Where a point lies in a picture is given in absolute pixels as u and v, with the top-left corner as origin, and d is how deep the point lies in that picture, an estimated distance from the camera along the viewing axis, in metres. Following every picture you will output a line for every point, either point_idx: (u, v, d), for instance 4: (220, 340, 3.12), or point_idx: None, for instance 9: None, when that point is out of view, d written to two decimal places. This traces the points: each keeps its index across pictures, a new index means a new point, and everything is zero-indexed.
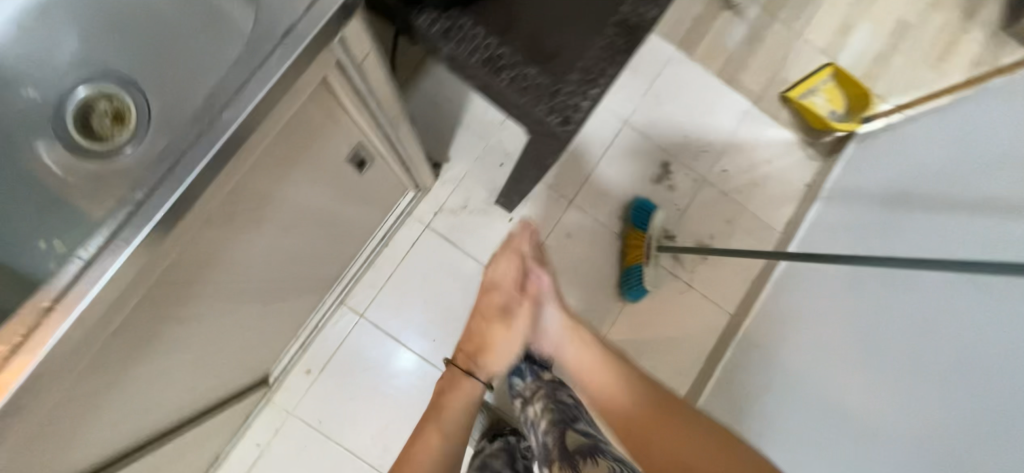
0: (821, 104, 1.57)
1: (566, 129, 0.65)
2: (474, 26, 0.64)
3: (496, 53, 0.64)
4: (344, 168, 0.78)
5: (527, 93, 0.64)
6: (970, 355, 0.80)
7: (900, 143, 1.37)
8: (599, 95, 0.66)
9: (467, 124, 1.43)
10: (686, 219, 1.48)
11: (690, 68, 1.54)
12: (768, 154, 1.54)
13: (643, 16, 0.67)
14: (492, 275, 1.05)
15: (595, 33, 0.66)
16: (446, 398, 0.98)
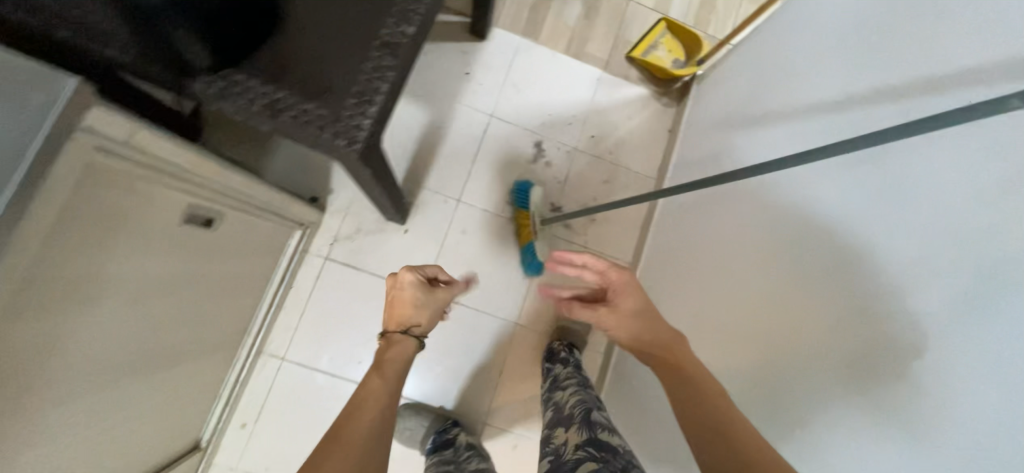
0: (664, 56, 1.69)
1: (354, 148, 0.73)
2: (247, 79, 0.71)
3: (274, 97, 0.71)
4: (184, 229, 0.83)
5: (310, 125, 0.72)
6: (971, 204, 0.62)
7: (722, 72, 1.52)
8: (378, 112, 0.75)
9: None
10: (568, 189, 1.60)
11: (539, 51, 1.66)
12: (627, 112, 1.68)
13: (402, 34, 0.77)
14: (405, 282, 1.05)
15: (362, 59, 0.75)
16: (383, 360, 0.96)
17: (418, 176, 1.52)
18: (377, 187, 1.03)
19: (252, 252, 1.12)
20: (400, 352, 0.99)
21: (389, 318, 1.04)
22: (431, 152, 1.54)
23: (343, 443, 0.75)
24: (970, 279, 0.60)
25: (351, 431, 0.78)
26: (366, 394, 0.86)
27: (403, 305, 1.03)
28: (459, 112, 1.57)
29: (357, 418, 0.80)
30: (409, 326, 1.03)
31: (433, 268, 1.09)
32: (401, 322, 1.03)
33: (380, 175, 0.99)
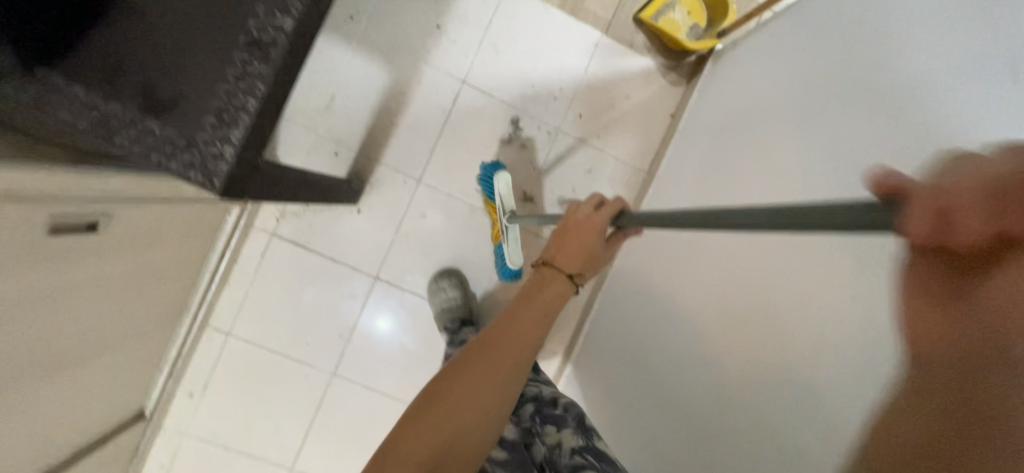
0: (681, 20, 1.41)
1: (211, 183, 0.59)
2: (71, 85, 0.56)
3: (105, 112, 0.56)
4: (59, 243, 0.67)
5: (153, 151, 0.57)
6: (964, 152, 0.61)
7: (746, 56, 1.24)
8: (244, 136, 0.58)
9: (289, 117, 1.33)
10: (544, 177, 1.42)
11: (527, 4, 1.38)
12: (626, 88, 1.43)
13: (274, 27, 0.57)
14: (586, 217, 0.91)
15: (221, 63, 0.58)
16: (545, 287, 0.83)
17: (376, 150, 1.36)
18: (292, 193, 0.87)
19: (177, 238, 1.03)
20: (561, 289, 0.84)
21: (591, 252, 0.88)
22: (391, 123, 1.36)
23: (510, 355, 0.71)
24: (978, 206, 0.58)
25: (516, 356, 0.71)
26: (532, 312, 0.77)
27: (578, 246, 0.88)
28: (426, 77, 1.37)
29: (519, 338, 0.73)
30: (586, 266, 0.89)
31: (612, 210, 0.90)
32: (579, 261, 0.88)
33: (290, 181, 0.84)
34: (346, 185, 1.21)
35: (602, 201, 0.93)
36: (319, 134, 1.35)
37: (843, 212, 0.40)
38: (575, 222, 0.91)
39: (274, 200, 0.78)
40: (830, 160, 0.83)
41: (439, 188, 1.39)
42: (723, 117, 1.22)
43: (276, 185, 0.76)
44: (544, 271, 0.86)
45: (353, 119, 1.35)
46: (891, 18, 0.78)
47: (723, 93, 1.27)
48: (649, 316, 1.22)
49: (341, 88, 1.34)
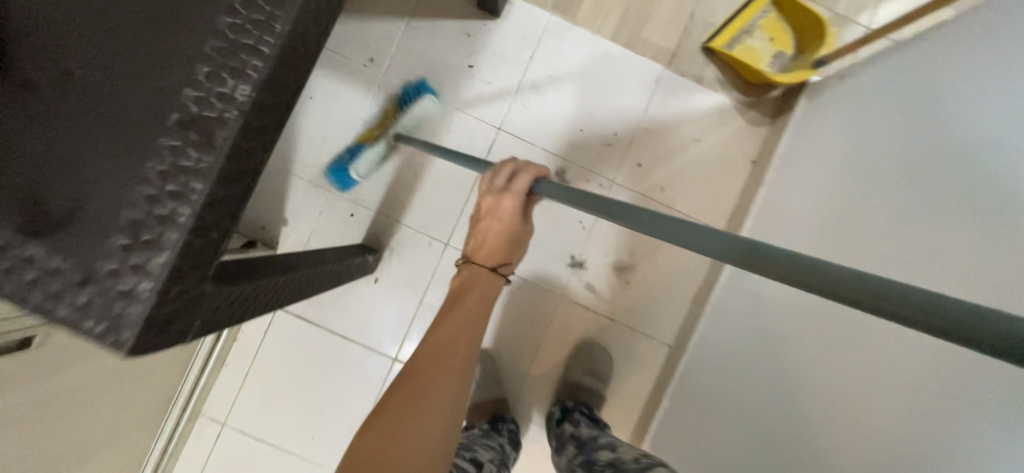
0: (761, 47, 1.17)
1: (117, 338, 0.37)
2: None
3: None
4: None
5: (35, 294, 0.37)
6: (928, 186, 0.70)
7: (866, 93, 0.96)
8: (169, 264, 0.38)
9: (301, 174, 1.17)
10: (595, 240, 1.18)
11: (574, 35, 1.18)
12: (694, 131, 1.18)
13: (224, 100, 0.39)
14: (499, 193, 0.80)
15: (145, 156, 0.38)
16: (462, 296, 0.87)
17: (397, 210, 1.17)
18: (280, 298, 0.66)
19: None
20: (484, 287, 0.87)
21: (510, 238, 0.85)
22: (415, 178, 1.17)
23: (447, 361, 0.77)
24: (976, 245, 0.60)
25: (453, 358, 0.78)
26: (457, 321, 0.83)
27: (495, 241, 0.85)
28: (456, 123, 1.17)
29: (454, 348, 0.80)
30: (509, 254, 0.87)
31: (526, 185, 0.77)
32: (502, 253, 0.87)
33: (279, 283, 0.63)
34: (358, 258, 1.02)
35: (514, 169, 0.79)
36: (333, 192, 1.17)
37: (835, 275, 0.33)
38: (485, 208, 0.84)
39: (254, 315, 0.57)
40: (887, 215, 0.76)
41: (470, 253, 1.18)
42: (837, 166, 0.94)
43: (257, 296, 0.55)
44: (467, 271, 0.89)
45: (371, 173, 1.17)
46: (908, 77, 0.84)
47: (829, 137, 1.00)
48: (736, 428, 0.92)
49: (358, 139, 1.17)
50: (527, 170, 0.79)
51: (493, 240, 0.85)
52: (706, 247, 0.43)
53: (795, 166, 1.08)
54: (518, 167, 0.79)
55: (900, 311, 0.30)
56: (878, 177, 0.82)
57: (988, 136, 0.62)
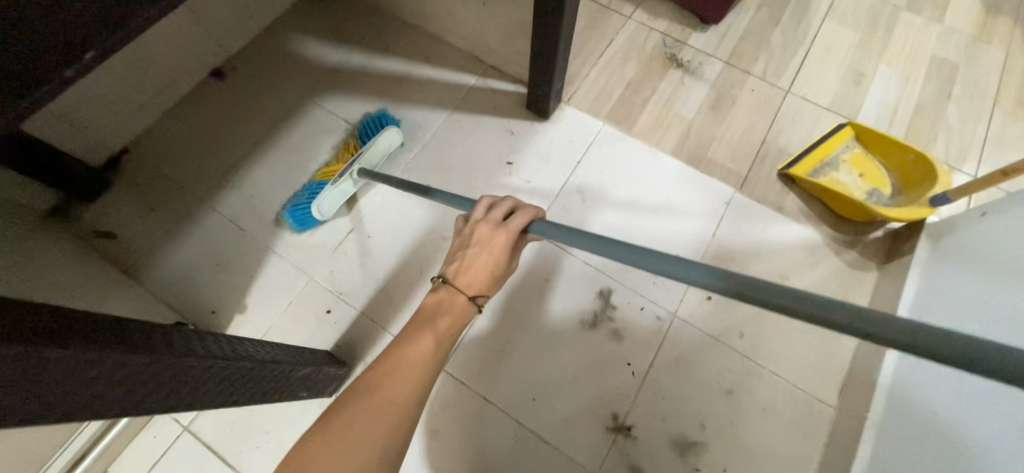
0: (850, 182, 1.01)
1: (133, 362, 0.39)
2: None
3: None
4: None
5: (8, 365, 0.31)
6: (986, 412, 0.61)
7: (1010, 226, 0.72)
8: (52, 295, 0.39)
9: (284, 252, 0.95)
10: (649, 394, 0.84)
11: (630, 145, 1.06)
12: (779, 266, 0.94)
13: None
14: (491, 226, 0.58)
15: None
16: (431, 325, 0.56)
17: (390, 312, 0.91)
18: (32, 405, 0.34)
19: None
20: (446, 328, 0.56)
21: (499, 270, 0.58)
22: (420, 276, 0.93)
23: (353, 418, 0.47)
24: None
25: (367, 420, 0.48)
26: (409, 358, 0.53)
27: (482, 268, 0.58)
28: None
29: (381, 399, 0.49)
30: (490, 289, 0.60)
31: (525, 217, 0.58)
32: (484, 285, 0.59)
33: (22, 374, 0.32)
34: (301, 369, 0.64)
35: (511, 204, 0.60)
36: (316, 279, 0.93)
37: (838, 310, 0.36)
38: (470, 239, 0.59)
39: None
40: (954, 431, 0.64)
41: (471, 387, 0.85)
42: None
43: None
44: (433, 296, 0.59)
45: (369, 263, 0.94)
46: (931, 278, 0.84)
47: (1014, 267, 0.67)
48: None
49: (365, 221, 0.97)
50: (526, 207, 0.60)
51: (471, 273, 0.58)
52: (696, 279, 0.43)
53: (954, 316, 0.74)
54: (515, 203, 0.60)
55: (900, 338, 0.34)
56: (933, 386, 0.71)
57: (939, 409, 0.68)
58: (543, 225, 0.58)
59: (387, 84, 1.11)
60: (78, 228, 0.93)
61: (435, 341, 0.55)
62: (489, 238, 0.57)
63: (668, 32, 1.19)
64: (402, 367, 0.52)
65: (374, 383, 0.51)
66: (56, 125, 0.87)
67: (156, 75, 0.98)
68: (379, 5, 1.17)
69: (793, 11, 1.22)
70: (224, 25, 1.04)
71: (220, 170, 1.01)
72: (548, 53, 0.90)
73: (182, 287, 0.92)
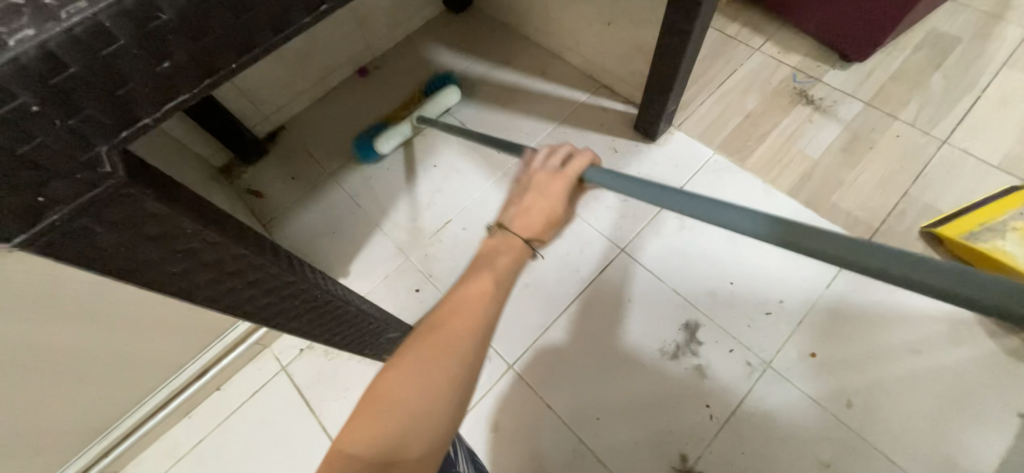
0: (1022, 254, 0.83)
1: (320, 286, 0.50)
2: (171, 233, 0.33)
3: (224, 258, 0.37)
4: None
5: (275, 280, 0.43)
6: None
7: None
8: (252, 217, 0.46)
9: (388, 230, 1.05)
10: (726, 444, 0.77)
11: (740, 178, 1.00)
12: (909, 336, 0.81)
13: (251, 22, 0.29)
14: (551, 173, 0.55)
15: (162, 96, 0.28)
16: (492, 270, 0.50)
17: None
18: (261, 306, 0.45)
19: (145, 336, 0.67)
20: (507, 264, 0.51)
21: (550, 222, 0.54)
22: None
23: (427, 350, 0.43)
24: None
25: (443, 352, 0.43)
26: (471, 294, 0.47)
27: (541, 213, 0.53)
28: (572, 229, 0.96)
29: (451, 330, 0.44)
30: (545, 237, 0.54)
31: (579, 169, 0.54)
32: (541, 233, 0.54)
33: (252, 273, 0.40)
34: (392, 332, 0.70)
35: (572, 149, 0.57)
36: (411, 259, 1.01)
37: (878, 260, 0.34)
38: (525, 186, 0.56)
39: (143, 286, 0.35)
40: None
41: (536, 392, 0.85)
42: None
43: (158, 258, 0.33)
44: (487, 242, 0.53)
45: (459, 253, 1.00)
46: None
47: None
48: None
49: (462, 214, 1.04)
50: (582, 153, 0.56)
51: (525, 219, 0.54)
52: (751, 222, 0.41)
53: None
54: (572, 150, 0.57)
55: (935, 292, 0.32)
56: None
57: None
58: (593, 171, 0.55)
59: (502, 93, 1.18)
60: (237, 185, 1.13)
61: (496, 278, 0.49)
62: (549, 181, 0.54)
63: (801, 67, 1.12)
64: (467, 302, 0.46)
65: (441, 319, 0.46)
66: (239, 100, 1.08)
67: (317, 67, 1.16)
68: (508, 23, 1.27)
69: (962, 55, 1.08)
70: (376, 30, 1.21)
71: (350, 151, 1.16)
72: (668, 76, 0.90)
73: (302, 247, 1.05)
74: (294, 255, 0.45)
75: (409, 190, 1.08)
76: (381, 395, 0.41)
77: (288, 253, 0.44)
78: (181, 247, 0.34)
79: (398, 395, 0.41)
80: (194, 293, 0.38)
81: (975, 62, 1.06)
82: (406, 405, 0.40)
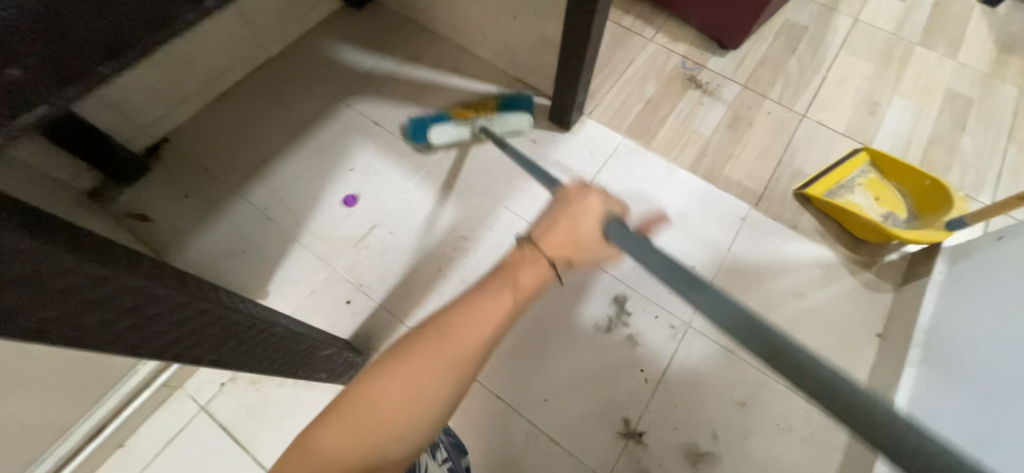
0: (865, 205, 1.02)
1: (247, 318, 0.46)
2: (37, 275, 0.29)
3: (111, 293, 0.34)
4: None
5: (186, 313, 0.40)
6: (986, 343, 0.70)
7: (998, 261, 0.77)
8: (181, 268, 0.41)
9: (307, 242, 0.98)
10: (661, 404, 0.84)
11: (647, 157, 1.08)
12: (793, 282, 0.95)
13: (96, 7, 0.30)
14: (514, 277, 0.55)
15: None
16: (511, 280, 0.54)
17: (406, 305, 0.93)
18: (173, 344, 0.41)
19: (13, 402, 0.56)
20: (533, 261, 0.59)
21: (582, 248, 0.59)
22: (438, 271, 0.96)
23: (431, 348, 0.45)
24: (993, 377, 0.66)
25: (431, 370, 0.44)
26: (490, 307, 0.50)
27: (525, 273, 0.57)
28: (501, 223, 1.00)
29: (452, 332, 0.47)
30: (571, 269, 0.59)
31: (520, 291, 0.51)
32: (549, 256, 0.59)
33: (155, 305, 0.37)
34: (326, 349, 0.66)
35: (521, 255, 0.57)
36: (337, 270, 0.96)
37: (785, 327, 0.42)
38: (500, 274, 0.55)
39: (13, 339, 0.31)
40: (961, 372, 0.72)
41: (485, 385, 0.85)
42: (1009, 280, 0.72)
43: (28, 301, 0.30)
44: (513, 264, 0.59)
45: (389, 257, 0.97)
46: (974, 264, 0.83)
47: (1003, 258, 0.77)
48: None
49: (387, 217, 1.00)
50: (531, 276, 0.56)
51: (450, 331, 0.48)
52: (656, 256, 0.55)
53: (968, 294, 0.80)
54: None
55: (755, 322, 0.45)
56: (966, 343, 0.74)
57: (962, 352, 0.74)
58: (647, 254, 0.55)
59: (416, 89, 1.15)
60: (113, 209, 0.97)
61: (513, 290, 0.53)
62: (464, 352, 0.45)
63: (688, 55, 1.24)
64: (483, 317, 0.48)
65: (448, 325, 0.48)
66: (104, 112, 0.93)
67: (200, 70, 1.04)
68: (413, 16, 1.24)
69: (809, 41, 1.27)
70: (268, 28, 1.11)
71: (253, 161, 1.05)
72: (574, 69, 0.95)
73: (207, 271, 0.94)
74: (198, 281, 0.42)
75: (326, 197, 1.02)
76: (369, 392, 0.43)
77: (193, 279, 0.41)
78: (57, 288, 0.31)
79: (386, 396, 0.42)
80: (81, 337, 0.34)
81: (819, 47, 1.26)
82: (395, 407, 0.42)
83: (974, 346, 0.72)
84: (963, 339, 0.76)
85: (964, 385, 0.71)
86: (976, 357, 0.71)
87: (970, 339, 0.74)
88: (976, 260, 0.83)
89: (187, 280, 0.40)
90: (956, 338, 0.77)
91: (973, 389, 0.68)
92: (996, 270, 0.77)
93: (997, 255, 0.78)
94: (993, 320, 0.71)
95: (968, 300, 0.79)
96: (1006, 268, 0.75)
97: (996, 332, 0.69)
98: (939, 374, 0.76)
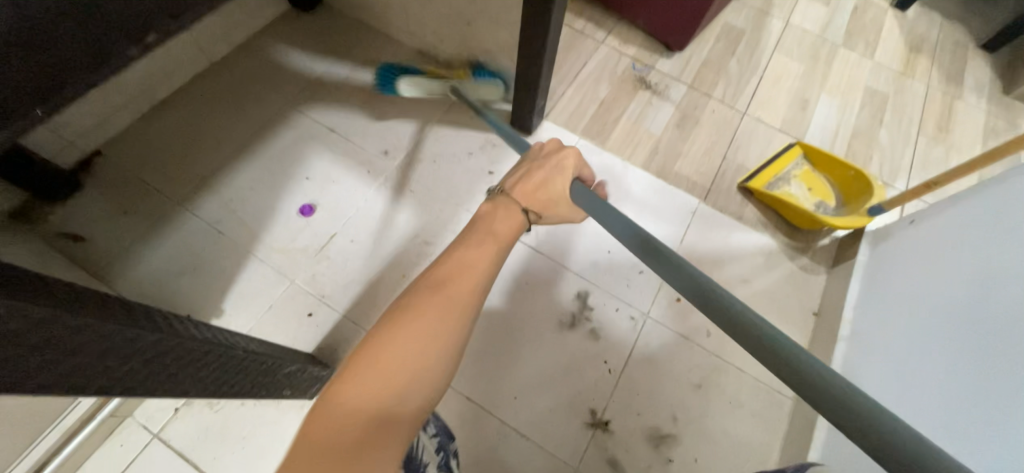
0: (800, 195, 1.11)
1: (204, 345, 0.46)
2: None
3: (52, 336, 0.32)
4: None
5: (137, 347, 0.39)
6: (902, 322, 0.78)
7: (911, 247, 0.87)
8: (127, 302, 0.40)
9: (263, 255, 0.95)
10: (624, 392, 0.88)
11: (603, 157, 1.13)
12: (740, 270, 1.02)
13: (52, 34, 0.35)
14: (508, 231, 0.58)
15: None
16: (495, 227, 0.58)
17: (371, 313, 0.92)
18: (126, 379, 0.40)
19: None
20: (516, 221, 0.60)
21: (553, 200, 0.62)
22: (402, 278, 0.95)
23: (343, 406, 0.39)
24: (904, 351, 0.75)
25: (391, 370, 0.41)
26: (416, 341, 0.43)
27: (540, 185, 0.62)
28: (463, 226, 1.01)
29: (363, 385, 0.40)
30: (540, 211, 0.62)
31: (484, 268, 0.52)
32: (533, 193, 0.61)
33: (103, 342, 0.36)
34: (289, 366, 0.65)
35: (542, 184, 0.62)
36: (298, 282, 0.93)
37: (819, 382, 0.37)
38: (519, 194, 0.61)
39: None
40: (877, 349, 0.81)
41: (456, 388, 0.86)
42: (921, 266, 0.81)
43: None
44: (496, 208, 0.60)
45: (351, 266, 0.96)
46: (891, 251, 0.92)
47: (914, 247, 0.86)
48: None
49: (347, 225, 0.99)
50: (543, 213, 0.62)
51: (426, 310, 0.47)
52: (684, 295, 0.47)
53: (887, 274, 0.89)
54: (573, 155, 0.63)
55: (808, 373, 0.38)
56: (883, 322, 0.83)
57: (879, 331, 0.83)
58: (582, 189, 0.60)
59: (372, 95, 1.13)
60: (43, 231, 0.90)
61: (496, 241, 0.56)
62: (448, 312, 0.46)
63: (637, 56, 1.29)
64: (456, 273, 0.50)
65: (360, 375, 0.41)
66: None
67: (134, 78, 0.98)
68: (365, 20, 1.22)
69: (746, 43, 1.36)
70: (210, 32, 1.06)
71: (198, 173, 1.01)
72: (531, 75, 0.97)
73: (154, 291, 0.89)
74: (148, 314, 0.41)
75: (281, 208, 0.99)
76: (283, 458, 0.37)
77: (142, 311, 0.40)
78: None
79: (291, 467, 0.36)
80: (22, 384, 0.33)
81: (755, 49, 1.35)
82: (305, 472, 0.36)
83: (890, 323, 0.81)
84: (880, 319, 0.84)
85: (879, 360, 0.79)
86: (892, 336, 0.79)
87: (886, 318, 0.83)
88: (891, 249, 0.92)
89: (135, 313, 0.39)
90: (875, 318, 0.85)
91: (888, 364, 0.77)
92: (910, 255, 0.86)
93: (911, 244, 0.87)
94: (907, 302, 0.80)
95: (885, 282, 0.88)
96: (917, 255, 0.84)
97: (908, 311, 0.78)
98: (860, 350, 0.85)
